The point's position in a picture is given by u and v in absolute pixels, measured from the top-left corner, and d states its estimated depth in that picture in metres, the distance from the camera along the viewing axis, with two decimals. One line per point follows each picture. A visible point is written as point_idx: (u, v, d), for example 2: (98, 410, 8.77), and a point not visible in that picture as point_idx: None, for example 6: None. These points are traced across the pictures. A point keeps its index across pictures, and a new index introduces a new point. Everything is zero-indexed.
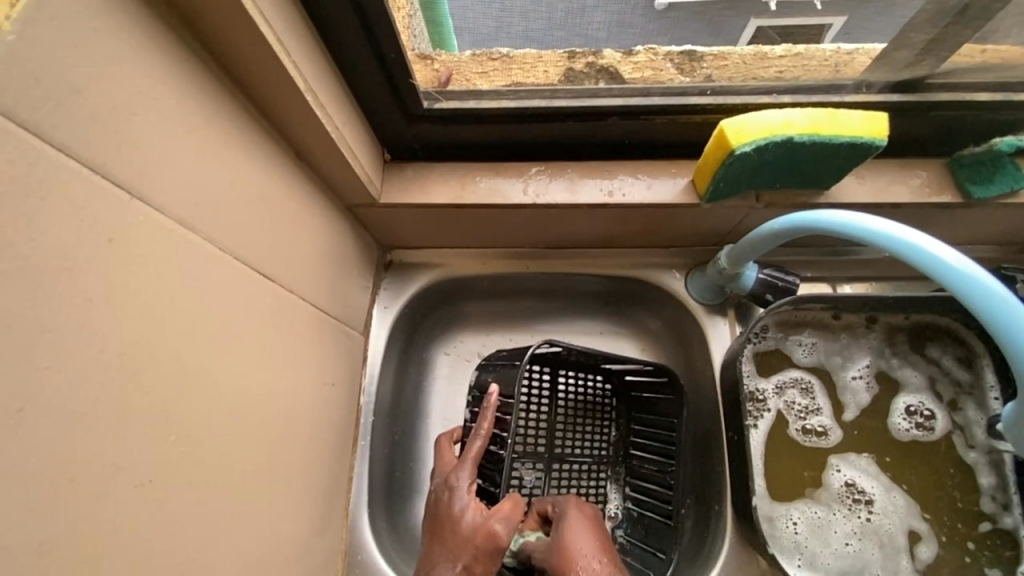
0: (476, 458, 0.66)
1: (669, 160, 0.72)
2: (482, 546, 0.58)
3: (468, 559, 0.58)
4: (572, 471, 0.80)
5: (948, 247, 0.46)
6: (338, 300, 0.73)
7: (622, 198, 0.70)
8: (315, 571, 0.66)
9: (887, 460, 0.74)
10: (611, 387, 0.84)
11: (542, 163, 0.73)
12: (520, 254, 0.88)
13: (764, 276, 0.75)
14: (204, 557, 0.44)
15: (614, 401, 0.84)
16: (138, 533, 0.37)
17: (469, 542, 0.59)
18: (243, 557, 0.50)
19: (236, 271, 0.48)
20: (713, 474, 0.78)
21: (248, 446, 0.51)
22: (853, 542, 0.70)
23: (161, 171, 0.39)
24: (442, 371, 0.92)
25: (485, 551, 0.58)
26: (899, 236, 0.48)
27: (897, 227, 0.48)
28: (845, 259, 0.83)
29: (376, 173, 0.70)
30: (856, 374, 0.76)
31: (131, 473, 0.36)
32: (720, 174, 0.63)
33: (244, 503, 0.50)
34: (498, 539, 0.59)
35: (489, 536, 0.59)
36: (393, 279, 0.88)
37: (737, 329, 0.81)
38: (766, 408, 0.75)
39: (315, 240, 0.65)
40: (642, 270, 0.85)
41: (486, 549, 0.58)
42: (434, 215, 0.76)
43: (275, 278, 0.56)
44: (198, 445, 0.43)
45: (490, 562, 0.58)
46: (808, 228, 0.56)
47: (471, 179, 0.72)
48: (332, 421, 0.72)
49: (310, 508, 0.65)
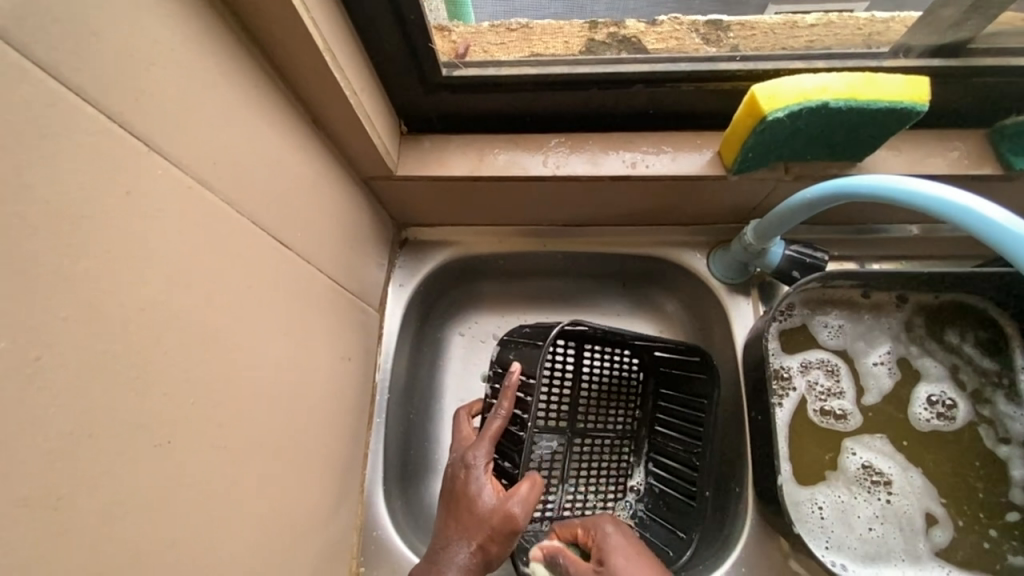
0: (494, 437, 0.64)
1: (694, 132, 0.69)
2: (499, 528, 0.58)
3: (484, 539, 0.58)
4: (594, 445, 0.79)
5: (916, 178, 0.49)
6: (353, 274, 0.72)
7: (645, 170, 0.68)
8: (330, 546, 0.66)
9: (904, 443, 0.71)
10: (639, 361, 0.82)
11: (562, 134, 0.70)
12: (537, 232, 0.86)
13: (790, 252, 0.72)
14: (221, 521, 0.43)
15: (642, 378, 0.82)
16: (157, 493, 0.36)
17: (486, 523, 0.58)
18: (259, 525, 0.49)
19: (254, 235, 0.47)
20: (734, 454, 0.77)
21: (265, 414, 0.50)
22: (877, 527, 0.69)
23: (180, 125, 0.38)
24: (456, 352, 0.91)
25: (502, 533, 0.58)
26: (865, 181, 0.52)
27: (861, 175, 0.52)
28: (872, 237, 0.80)
29: (393, 144, 0.69)
30: (877, 359, 0.74)
31: (151, 432, 0.36)
32: (750, 142, 0.60)
33: (261, 471, 0.49)
34: (515, 522, 0.59)
35: (507, 517, 0.58)
36: (408, 257, 0.86)
37: (761, 309, 0.79)
38: (792, 387, 0.73)
39: (331, 211, 0.64)
40: (663, 248, 0.83)
41: (503, 531, 0.58)
42: (451, 189, 0.74)
43: (291, 246, 0.55)
44: (217, 408, 0.42)
45: (505, 542, 0.59)
46: (847, 196, 0.53)
47: (489, 151, 0.70)
48: (347, 396, 0.71)
49: (325, 481, 0.64)
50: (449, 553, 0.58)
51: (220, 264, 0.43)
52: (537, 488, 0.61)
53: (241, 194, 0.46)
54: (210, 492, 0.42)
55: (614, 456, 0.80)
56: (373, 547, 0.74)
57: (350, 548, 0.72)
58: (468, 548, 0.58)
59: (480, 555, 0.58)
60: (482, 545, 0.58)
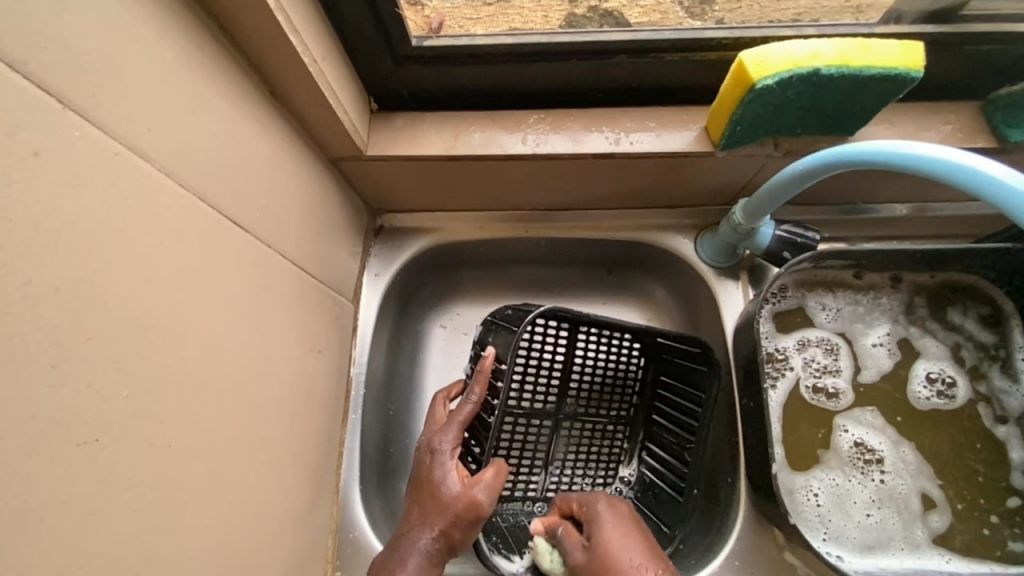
0: (463, 421, 0.62)
1: (680, 107, 0.66)
2: (463, 514, 0.57)
3: (446, 526, 0.57)
4: (583, 428, 0.76)
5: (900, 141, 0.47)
6: (323, 262, 0.68)
7: (629, 146, 0.64)
8: (301, 551, 0.62)
9: (898, 419, 0.69)
10: (641, 347, 0.76)
11: (542, 111, 0.67)
12: (519, 216, 0.82)
13: (781, 232, 0.69)
14: (166, 530, 0.39)
15: (642, 363, 0.77)
16: (83, 498, 0.32)
17: (450, 509, 0.58)
18: (217, 532, 0.45)
19: (203, 214, 0.43)
20: (728, 440, 0.74)
21: (220, 410, 0.45)
22: (874, 512, 0.66)
23: (101, 84, 0.34)
24: (437, 345, 0.87)
25: (466, 519, 0.58)
26: (852, 149, 0.49)
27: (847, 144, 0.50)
28: (864, 217, 0.78)
29: (362, 122, 0.65)
30: (876, 341, 0.71)
31: (71, 431, 0.31)
32: (738, 116, 0.57)
33: (217, 473, 0.45)
34: (481, 509, 0.58)
35: (471, 505, 0.57)
36: (384, 245, 0.82)
37: (750, 292, 0.77)
38: (788, 367, 0.70)
39: (296, 194, 0.59)
40: (650, 232, 0.80)
41: (467, 517, 0.57)
42: (426, 171, 0.70)
43: (250, 229, 0.50)
44: (159, 403, 0.38)
45: (469, 528, 0.58)
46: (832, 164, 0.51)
47: (465, 129, 0.66)
48: (319, 391, 0.67)
49: (294, 482, 0.60)
50: (411, 539, 0.58)
51: (159, 242, 0.38)
52: (504, 476, 0.59)
53: (184, 166, 0.41)
54: (153, 497, 0.38)
55: (604, 440, 0.77)
56: (349, 550, 0.70)
57: (325, 552, 0.68)
58: (430, 534, 0.57)
59: (444, 541, 0.58)
60: (445, 531, 0.57)
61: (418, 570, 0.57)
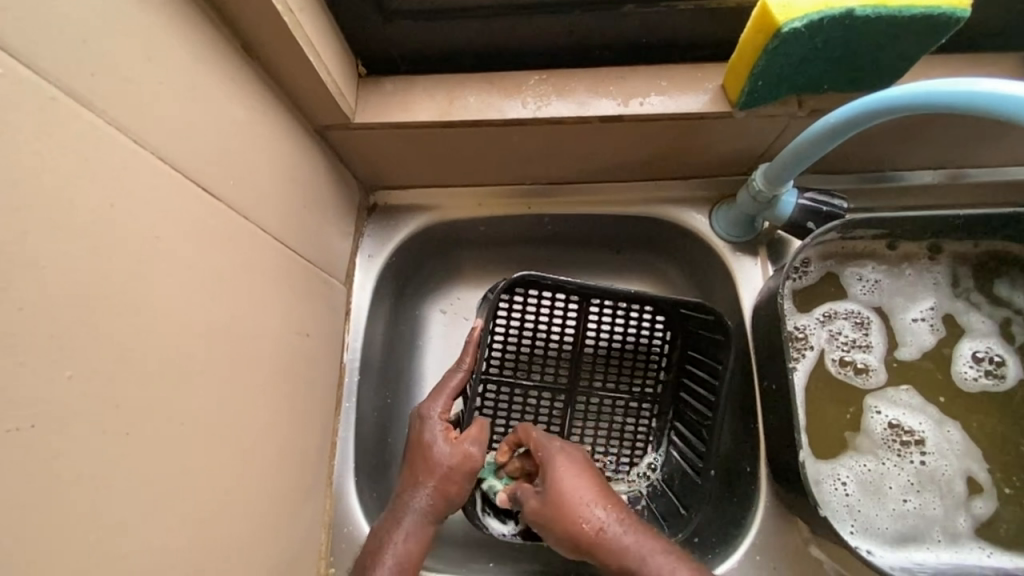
0: (452, 390, 0.64)
1: (694, 64, 0.61)
2: (458, 467, 0.60)
3: (440, 481, 0.60)
4: (601, 405, 0.72)
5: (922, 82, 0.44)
6: (312, 240, 0.63)
7: (639, 108, 0.59)
8: (293, 547, 0.58)
9: (941, 400, 0.64)
10: (663, 318, 0.72)
11: (544, 72, 0.61)
12: (521, 191, 0.77)
13: (805, 201, 0.64)
14: (128, 527, 0.35)
15: (670, 338, 0.72)
16: (18, 492, 0.28)
17: (443, 467, 0.60)
18: (191, 528, 0.41)
19: (165, 178, 0.39)
20: (747, 425, 0.68)
21: (193, 394, 0.41)
22: (912, 498, 0.62)
23: (29, 14, 0.29)
24: (436, 330, 0.82)
25: (461, 472, 0.60)
26: (871, 99, 0.46)
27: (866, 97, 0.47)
28: (888, 185, 0.72)
29: (350, 87, 0.60)
30: (916, 316, 0.67)
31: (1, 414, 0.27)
32: (759, 70, 0.52)
33: (191, 463, 0.41)
34: (474, 462, 0.60)
35: (466, 458, 0.60)
36: (378, 224, 0.78)
37: (771, 268, 0.72)
38: (809, 346, 0.65)
39: (280, 163, 0.55)
40: (662, 205, 0.74)
41: (462, 470, 0.60)
42: (421, 140, 0.65)
43: (223, 197, 0.45)
44: (113, 386, 0.34)
45: (465, 483, 0.60)
46: (856, 119, 0.47)
47: (460, 93, 0.61)
48: (309, 376, 0.63)
49: (284, 474, 0.56)
50: (407, 498, 0.60)
51: (108, 204, 0.34)
52: (486, 434, 0.62)
53: (139, 120, 0.36)
54: (108, 491, 0.34)
55: (626, 416, 0.72)
56: (344, 545, 0.67)
57: (319, 547, 0.65)
58: (425, 492, 0.59)
59: (440, 499, 0.60)
60: (440, 488, 0.59)
61: (416, 526, 0.59)
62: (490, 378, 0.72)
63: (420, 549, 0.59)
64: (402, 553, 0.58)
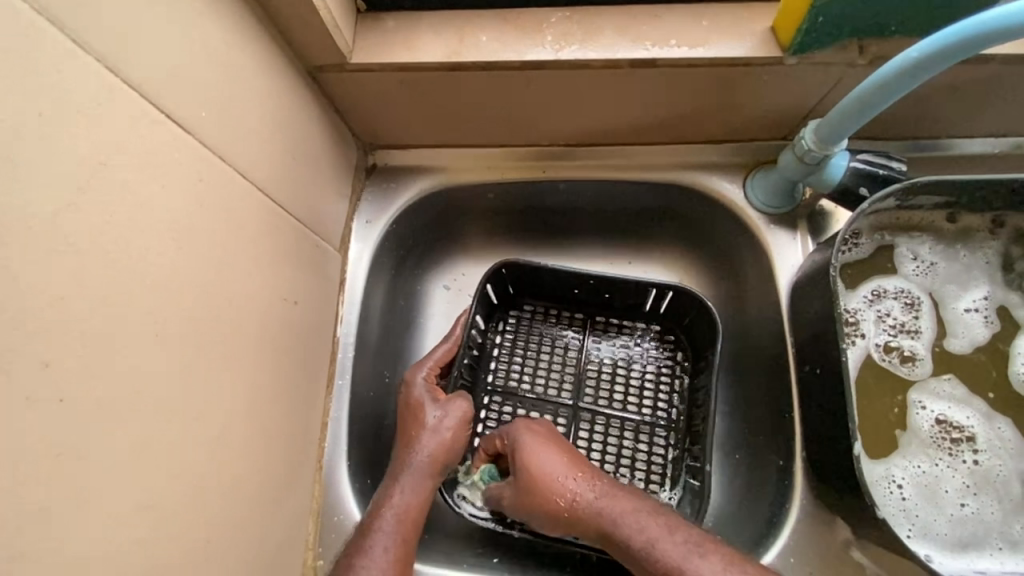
0: (438, 358, 0.62)
1: (740, 4, 0.53)
2: (450, 417, 0.58)
3: (432, 430, 0.57)
4: (607, 430, 0.64)
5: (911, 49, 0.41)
6: (303, 197, 0.56)
7: (676, 51, 0.52)
8: (277, 536, 0.52)
9: (990, 396, 0.58)
10: (676, 341, 0.68)
11: (567, 9, 0.54)
12: (535, 153, 0.70)
13: (857, 163, 0.58)
14: (66, 513, 0.29)
15: (681, 358, 0.67)
16: None
17: (432, 419, 0.57)
18: (147, 517, 0.35)
19: (118, 96, 0.32)
20: (782, 435, 0.61)
21: (149, 360, 0.35)
22: (969, 502, 0.56)
23: None
24: (439, 306, 0.75)
25: (455, 419, 0.57)
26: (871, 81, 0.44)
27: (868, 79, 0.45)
28: (944, 154, 0.65)
29: (347, 21, 0.53)
30: (969, 307, 0.60)
31: None
32: (824, 0, 0.45)
33: (146, 439, 0.35)
34: (466, 412, 0.58)
35: (455, 408, 0.58)
36: (378, 186, 0.71)
37: (810, 244, 0.65)
38: (859, 332, 0.60)
39: (266, 102, 0.48)
40: (692, 171, 0.67)
41: (454, 415, 0.57)
42: (426, 87, 0.58)
43: (194, 131, 0.39)
44: (40, 342, 0.27)
45: (460, 433, 0.57)
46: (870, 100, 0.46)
47: (471, 32, 0.54)
48: (298, 349, 0.56)
49: (267, 456, 0.50)
50: (403, 457, 0.56)
51: (34, 112, 0.27)
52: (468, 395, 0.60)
53: (80, 15, 0.29)
54: (40, 470, 0.27)
55: (637, 444, 0.64)
56: (333, 535, 0.61)
57: (304, 537, 0.58)
58: (423, 447, 0.56)
59: (439, 453, 0.56)
60: (436, 438, 0.56)
61: (415, 480, 0.55)
62: (496, 391, 0.66)
63: (421, 507, 0.54)
64: (400, 508, 0.53)
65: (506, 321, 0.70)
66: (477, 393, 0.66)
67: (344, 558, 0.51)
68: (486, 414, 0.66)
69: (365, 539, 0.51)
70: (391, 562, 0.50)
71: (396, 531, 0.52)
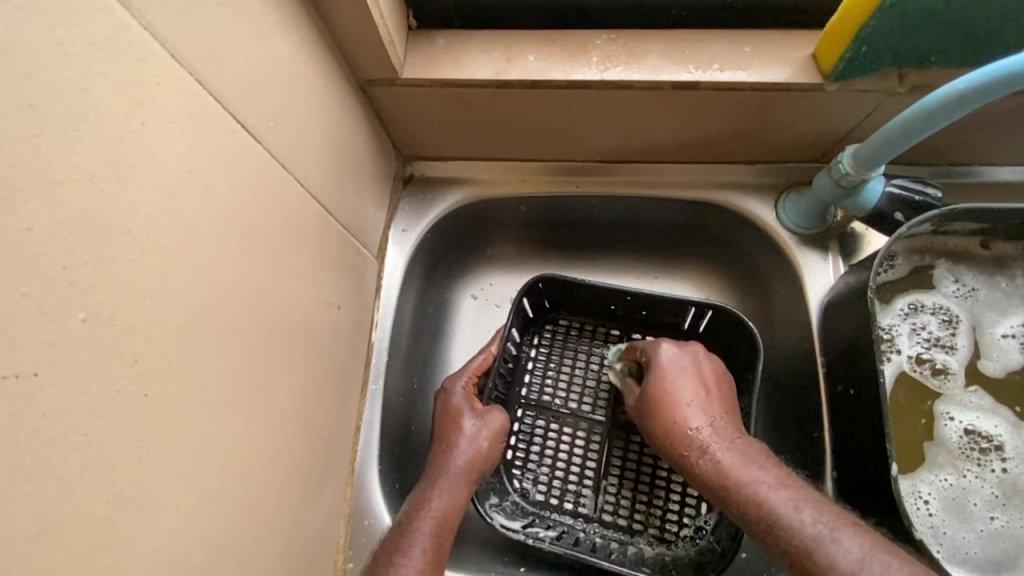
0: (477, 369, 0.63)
1: (780, 31, 0.55)
2: (488, 427, 0.59)
3: (469, 439, 0.58)
4: (643, 449, 0.65)
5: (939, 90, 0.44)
6: (349, 204, 0.58)
7: (719, 75, 0.54)
8: (313, 537, 0.53)
9: (1018, 410, 0.58)
10: None
11: (612, 31, 0.56)
12: (569, 168, 0.71)
13: (891, 188, 0.60)
14: (142, 505, 0.30)
15: None
16: (27, 451, 0.23)
17: (470, 428, 0.58)
18: (209, 508, 0.36)
19: (204, 107, 0.34)
20: (812, 456, 0.61)
21: (214, 360, 0.36)
22: (998, 518, 0.56)
23: None
24: (467, 316, 0.76)
25: (491, 430, 0.59)
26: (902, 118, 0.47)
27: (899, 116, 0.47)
28: (979, 179, 0.65)
29: (400, 37, 0.55)
30: (1006, 332, 0.60)
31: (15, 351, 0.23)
32: (869, 30, 0.47)
33: (211, 433, 0.36)
34: (501, 427, 0.59)
35: (495, 422, 0.59)
36: (414, 196, 0.72)
37: (841, 266, 0.65)
38: (896, 347, 0.60)
39: (323, 114, 0.50)
40: (725, 192, 0.68)
41: (491, 428, 0.59)
42: (472, 101, 0.60)
43: (262, 140, 0.40)
44: (131, 339, 0.29)
45: (495, 442, 0.59)
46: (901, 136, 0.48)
47: (519, 51, 0.56)
48: (338, 352, 0.57)
49: (308, 456, 0.51)
50: (439, 462, 0.57)
51: (137, 122, 0.29)
52: (506, 426, 0.60)
53: (177, 30, 0.31)
54: (125, 461, 0.29)
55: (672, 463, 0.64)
56: (363, 538, 0.62)
57: (336, 539, 0.59)
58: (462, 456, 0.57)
59: (476, 460, 0.58)
60: (473, 447, 0.58)
61: (451, 484, 0.56)
62: (531, 405, 0.67)
63: (456, 511, 0.55)
64: (439, 510, 0.54)
65: (543, 334, 0.71)
66: (511, 409, 0.67)
67: (380, 557, 0.51)
68: (520, 430, 0.67)
69: (403, 539, 0.52)
70: (428, 563, 0.51)
71: (435, 532, 0.53)
